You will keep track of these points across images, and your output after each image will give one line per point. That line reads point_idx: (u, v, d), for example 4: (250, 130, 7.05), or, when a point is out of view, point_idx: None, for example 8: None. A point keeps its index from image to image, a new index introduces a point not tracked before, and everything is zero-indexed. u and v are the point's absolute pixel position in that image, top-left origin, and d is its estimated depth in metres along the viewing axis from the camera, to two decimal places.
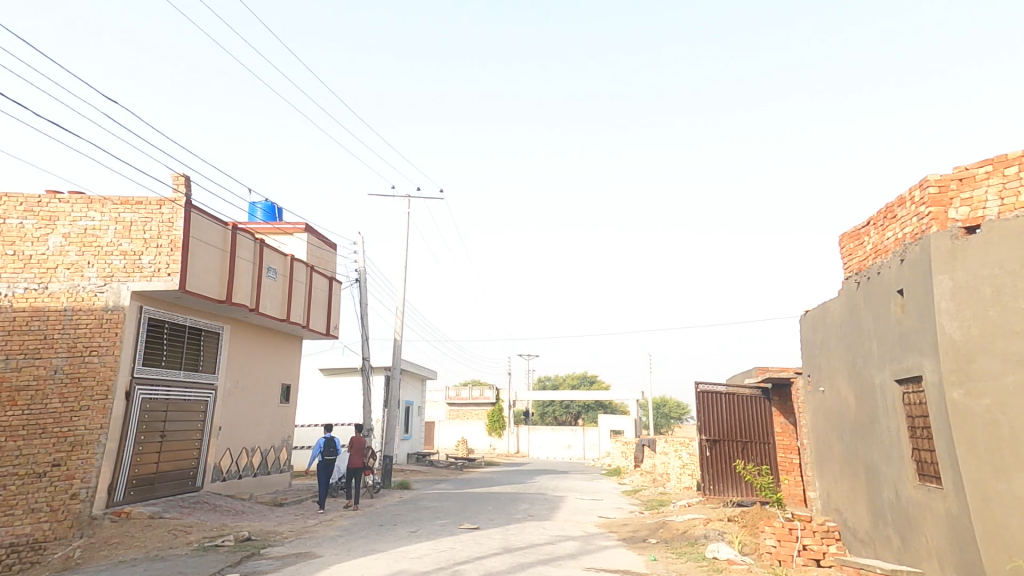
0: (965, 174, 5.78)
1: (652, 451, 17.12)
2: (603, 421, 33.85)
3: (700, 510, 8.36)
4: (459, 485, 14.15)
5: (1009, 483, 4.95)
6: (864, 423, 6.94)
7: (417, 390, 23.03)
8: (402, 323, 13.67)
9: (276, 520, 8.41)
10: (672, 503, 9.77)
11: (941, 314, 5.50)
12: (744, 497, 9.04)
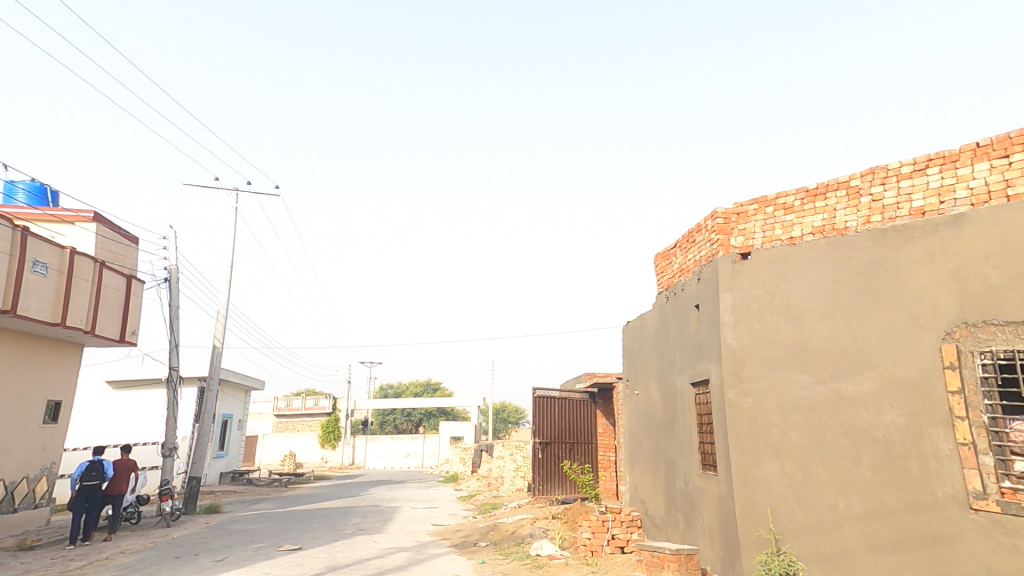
0: (741, 210, 6.94)
1: (490, 455, 17.69)
2: (444, 429, 34.14)
3: (529, 510, 8.87)
4: (283, 504, 13.12)
5: (761, 468, 6.02)
6: (667, 421, 7.98)
7: (239, 403, 20.98)
8: (223, 329, 12.30)
9: (21, 568, 6.87)
10: (504, 506, 10.22)
11: (724, 326, 6.63)
12: (568, 495, 9.79)
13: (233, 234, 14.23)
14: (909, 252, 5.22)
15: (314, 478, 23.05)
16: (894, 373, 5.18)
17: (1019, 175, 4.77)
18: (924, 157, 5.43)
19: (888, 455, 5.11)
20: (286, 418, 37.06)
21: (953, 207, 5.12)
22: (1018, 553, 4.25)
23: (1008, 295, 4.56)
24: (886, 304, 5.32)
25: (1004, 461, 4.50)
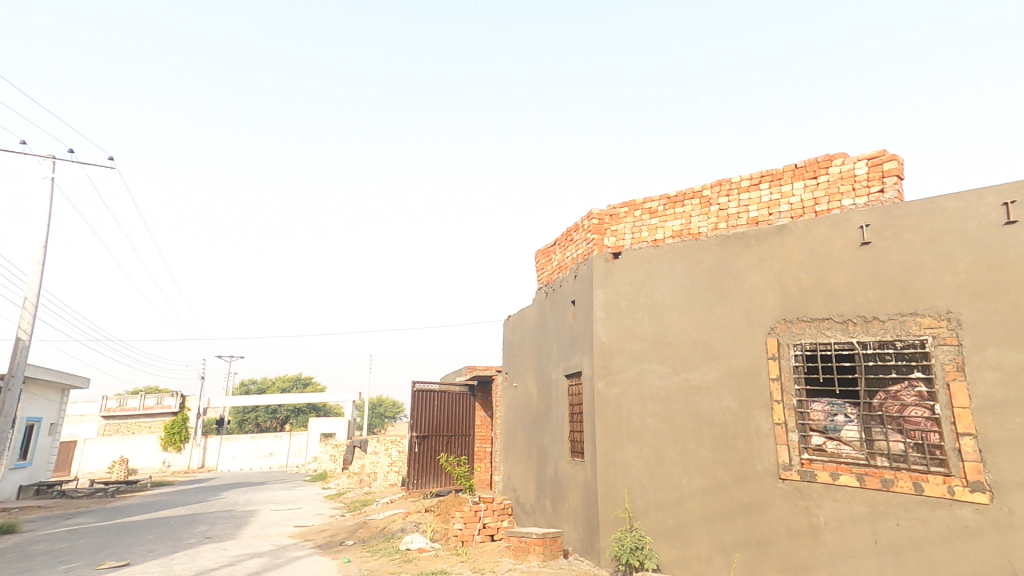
0: (613, 212, 7.41)
1: (362, 450, 17.07)
2: (312, 425, 32.65)
3: (402, 505, 8.71)
4: (111, 516, 11.45)
5: (621, 452, 6.52)
6: (541, 412, 8.31)
7: (53, 407, 17.98)
8: (32, 318, 10.39)
9: None
10: (376, 502, 9.95)
11: (597, 321, 7.08)
12: (442, 487, 9.82)
13: (49, 207, 12.09)
14: (745, 257, 5.94)
15: (150, 485, 20.40)
16: (731, 363, 5.85)
17: (824, 194, 5.63)
18: (757, 173, 6.19)
19: (723, 436, 5.75)
20: (117, 419, 32.43)
21: (778, 219, 5.91)
22: (810, 514, 5.02)
23: (815, 296, 5.34)
24: (727, 303, 5.99)
25: (804, 436, 5.26)
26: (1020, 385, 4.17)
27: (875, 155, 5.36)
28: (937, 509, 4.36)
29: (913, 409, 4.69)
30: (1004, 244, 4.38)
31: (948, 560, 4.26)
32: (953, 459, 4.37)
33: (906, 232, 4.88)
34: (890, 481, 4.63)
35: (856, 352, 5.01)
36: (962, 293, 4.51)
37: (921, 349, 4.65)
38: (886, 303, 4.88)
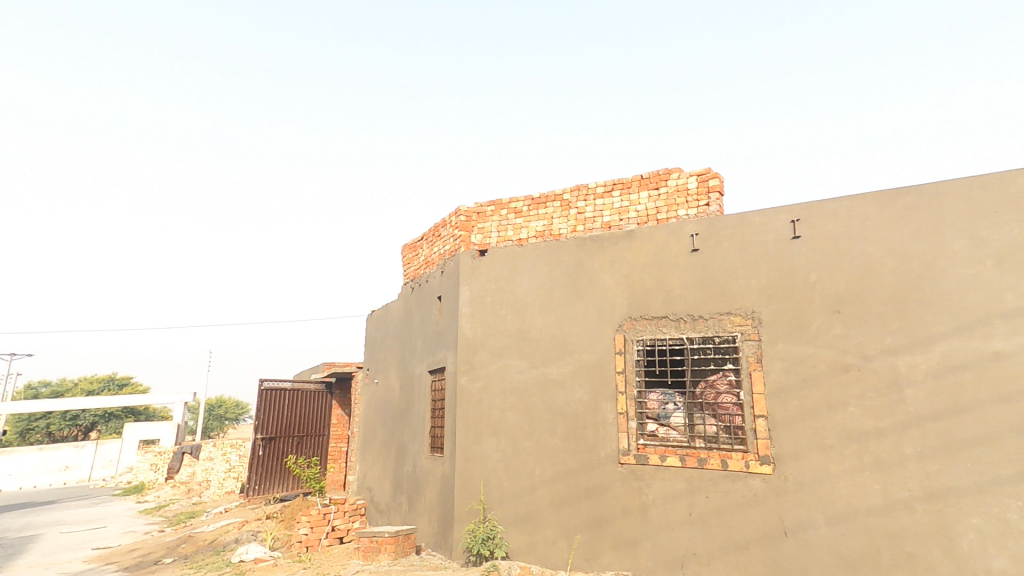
0: (481, 210, 7.55)
1: (192, 458, 15.23)
2: (127, 434, 27.95)
3: (237, 513, 7.92)
4: None
5: (480, 445, 6.65)
6: (402, 408, 8.14)
7: None
8: None
9: None
10: (205, 514, 8.89)
11: (462, 317, 7.15)
12: (288, 491, 9.14)
13: None
14: (599, 258, 6.43)
15: None
16: (585, 357, 6.26)
17: (664, 204, 6.32)
18: (609, 181, 6.73)
19: (574, 426, 6.11)
20: None
21: (627, 224, 6.50)
22: (641, 493, 5.54)
23: (654, 296, 5.96)
24: (583, 301, 6.42)
25: (641, 424, 5.79)
26: (799, 372, 4.96)
27: (703, 172, 6.13)
28: (737, 481, 5.07)
29: (724, 396, 5.35)
30: (792, 255, 5.20)
31: (741, 524, 4.97)
32: (750, 438, 5.08)
33: (724, 242, 5.64)
34: (704, 460, 5.28)
35: (684, 347, 5.66)
36: (763, 295, 5.28)
37: (732, 343, 5.39)
38: (708, 303, 5.58)
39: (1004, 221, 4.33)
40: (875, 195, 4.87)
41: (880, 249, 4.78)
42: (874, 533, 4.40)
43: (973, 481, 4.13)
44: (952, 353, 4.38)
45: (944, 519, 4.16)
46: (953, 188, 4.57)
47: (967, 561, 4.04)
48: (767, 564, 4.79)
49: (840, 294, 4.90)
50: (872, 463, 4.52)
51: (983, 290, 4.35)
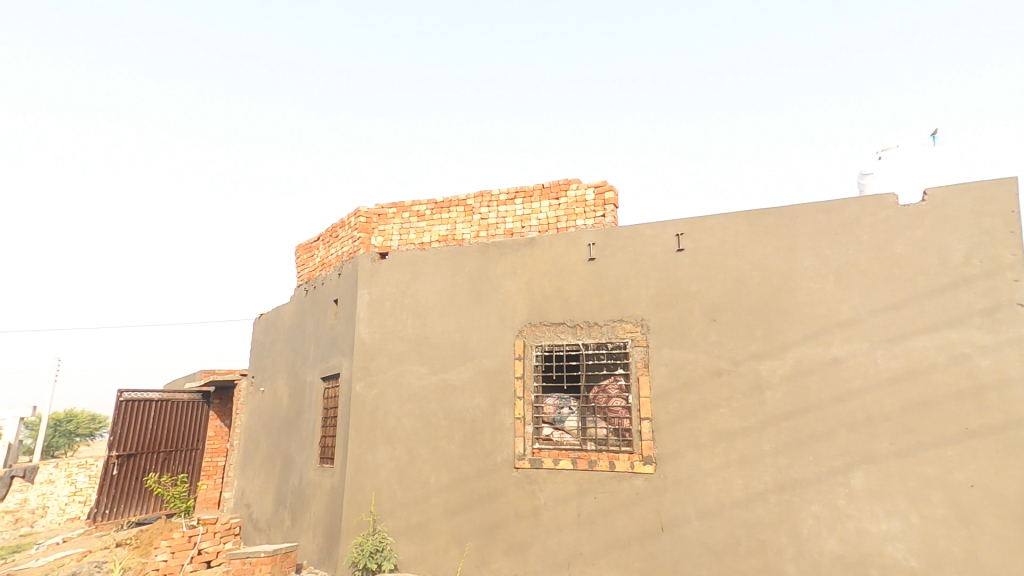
0: (382, 212, 7.31)
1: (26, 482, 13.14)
2: None
3: (78, 542, 6.93)
4: None
5: (374, 454, 6.37)
6: (291, 418, 7.61)
7: None
8: None
9: None
10: (36, 547, 7.72)
11: (360, 322, 6.84)
12: (149, 514, 8.36)
13: None
14: (501, 264, 6.39)
15: None
16: (484, 363, 6.16)
17: (563, 214, 6.50)
18: (512, 189, 6.82)
19: (471, 432, 6.01)
20: None
21: (529, 231, 6.61)
22: (533, 496, 5.58)
23: (552, 303, 6.00)
24: (483, 306, 6.34)
25: (537, 428, 5.81)
26: (680, 376, 5.23)
27: (599, 185, 6.37)
28: (622, 481, 5.25)
29: (615, 400, 5.55)
30: (676, 267, 5.47)
31: (623, 522, 5.16)
32: (636, 439, 5.31)
33: (617, 252, 5.80)
34: (594, 462, 5.41)
35: (580, 352, 5.77)
36: (651, 304, 5.51)
37: (623, 349, 5.56)
38: (602, 311, 5.73)
39: (844, 243, 4.83)
40: (744, 214, 5.24)
41: (748, 264, 5.17)
42: (735, 524, 4.76)
43: (814, 473, 4.60)
44: (803, 359, 4.82)
45: (795, 508, 4.60)
46: (804, 211, 5.02)
47: (807, 545, 4.50)
48: (644, 560, 5.01)
49: (716, 303, 5.23)
50: (737, 460, 4.88)
51: (828, 303, 4.81)
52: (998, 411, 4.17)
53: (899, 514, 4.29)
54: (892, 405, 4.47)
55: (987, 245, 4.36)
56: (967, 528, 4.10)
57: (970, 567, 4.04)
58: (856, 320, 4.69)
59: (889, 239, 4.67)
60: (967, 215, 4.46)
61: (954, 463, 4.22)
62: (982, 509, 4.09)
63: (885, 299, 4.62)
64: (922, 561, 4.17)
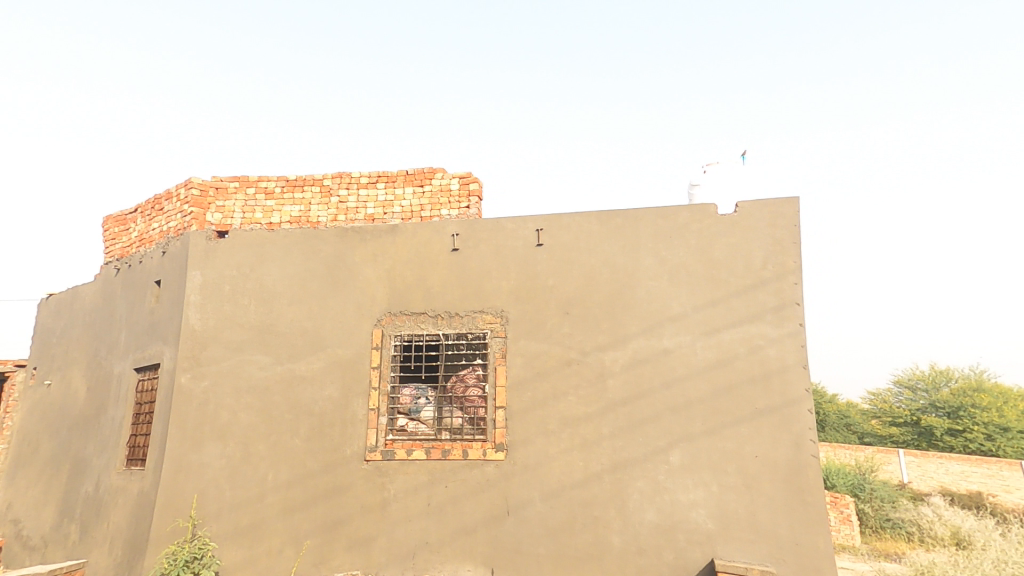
0: (220, 185, 6.47)
1: None
2: None
3: None
4: None
5: (198, 453, 5.56)
6: (89, 416, 6.34)
7: None
8: None
9: None
10: None
11: (188, 306, 5.93)
12: None
13: None
14: (360, 251, 5.89)
15: None
16: (337, 352, 5.66)
17: (427, 202, 6.22)
18: (372, 173, 6.37)
19: (318, 425, 5.50)
20: None
21: (391, 219, 6.24)
22: (383, 488, 5.27)
23: (414, 292, 5.71)
24: (340, 295, 5.80)
25: (391, 419, 5.49)
26: (534, 366, 5.43)
27: (464, 176, 6.16)
28: (473, 469, 5.19)
29: (472, 389, 5.49)
30: (536, 262, 5.66)
31: (470, 509, 5.09)
32: (489, 427, 5.31)
33: (481, 244, 5.73)
34: (447, 451, 5.27)
35: (440, 343, 5.60)
36: (511, 296, 5.61)
37: (482, 340, 5.55)
38: (464, 301, 5.63)
39: (676, 246, 5.50)
40: (596, 214, 5.66)
41: (598, 261, 5.60)
42: (573, 503, 4.99)
43: (642, 452, 5.09)
44: (639, 350, 5.36)
45: (625, 484, 5.01)
46: (647, 216, 5.61)
47: (632, 517, 4.90)
48: (487, 545, 5.00)
49: (569, 297, 5.55)
50: (580, 443, 5.17)
51: (661, 299, 5.43)
52: (779, 393, 5.03)
53: (704, 484, 4.91)
54: (705, 390, 5.16)
55: (777, 253, 5.30)
56: (750, 493, 4.83)
57: (749, 523, 4.76)
58: (683, 315, 5.36)
59: (709, 245, 5.44)
60: (766, 225, 5.38)
61: (746, 438, 4.97)
62: (763, 476, 4.85)
63: (705, 296, 5.36)
64: (717, 523, 4.80)
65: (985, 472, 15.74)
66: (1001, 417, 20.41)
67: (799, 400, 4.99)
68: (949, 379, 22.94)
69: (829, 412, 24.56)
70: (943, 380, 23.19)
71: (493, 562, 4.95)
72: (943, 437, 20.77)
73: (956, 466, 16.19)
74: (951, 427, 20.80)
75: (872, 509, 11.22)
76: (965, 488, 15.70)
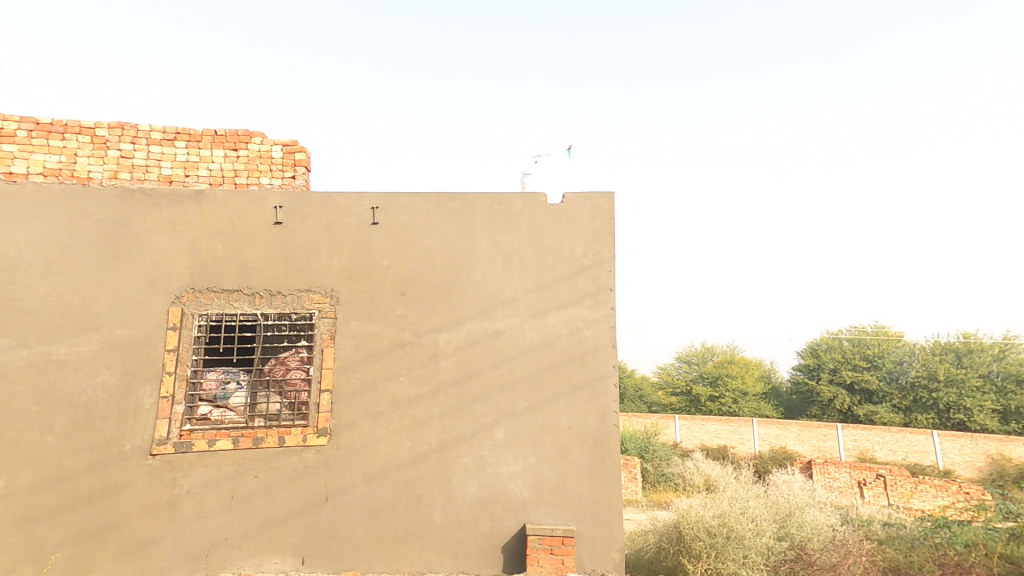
0: None
1: None
2: None
3: None
4: None
5: None
6: None
7: None
8: None
9: None
10: None
11: None
12: None
13: None
14: (153, 217, 4.83)
15: None
16: (116, 334, 4.57)
17: (243, 168, 5.48)
18: (171, 128, 5.39)
19: (87, 418, 4.40)
20: None
21: (195, 182, 5.37)
22: (173, 485, 4.49)
23: (227, 268, 4.93)
24: (121, 266, 4.68)
25: (190, 407, 4.71)
26: (365, 348, 5.15)
27: (289, 143, 5.60)
28: (290, 456, 4.80)
29: (294, 372, 5.08)
30: (370, 241, 5.34)
31: (284, 498, 4.72)
32: (312, 412, 4.94)
33: (309, 218, 5.18)
34: (260, 439, 4.76)
35: (258, 323, 5.01)
36: (343, 275, 5.22)
37: (309, 321, 5.10)
38: (288, 279, 5.06)
39: (510, 232, 5.67)
40: (435, 196, 5.58)
41: (435, 243, 5.51)
42: (398, 484, 4.97)
43: (469, 430, 5.21)
44: (473, 331, 5.41)
45: (450, 463, 5.11)
46: (483, 200, 5.69)
47: (454, 492, 5.05)
48: (300, 533, 4.72)
49: (405, 278, 5.37)
50: (409, 424, 5.11)
51: (496, 282, 5.56)
52: (592, 369, 5.44)
53: (523, 457, 5.22)
54: (530, 369, 5.40)
55: (596, 243, 5.70)
56: (563, 460, 5.25)
57: (558, 487, 5.19)
58: (513, 299, 5.53)
59: (540, 232, 5.71)
60: (588, 216, 5.77)
61: (562, 412, 5.35)
62: (573, 445, 5.28)
63: (534, 281, 5.61)
64: (532, 491, 5.16)
65: (729, 429, 19.80)
66: (744, 384, 25.85)
67: (608, 375, 5.42)
68: (712, 354, 27.93)
69: (627, 385, 28.42)
70: (709, 356, 27.96)
71: (306, 551, 4.70)
72: (705, 402, 25.58)
73: (711, 425, 19.99)
74: (711, 394, 25.79)
75: (653, 466, 13.86)
76: (716, 442, 19.88)
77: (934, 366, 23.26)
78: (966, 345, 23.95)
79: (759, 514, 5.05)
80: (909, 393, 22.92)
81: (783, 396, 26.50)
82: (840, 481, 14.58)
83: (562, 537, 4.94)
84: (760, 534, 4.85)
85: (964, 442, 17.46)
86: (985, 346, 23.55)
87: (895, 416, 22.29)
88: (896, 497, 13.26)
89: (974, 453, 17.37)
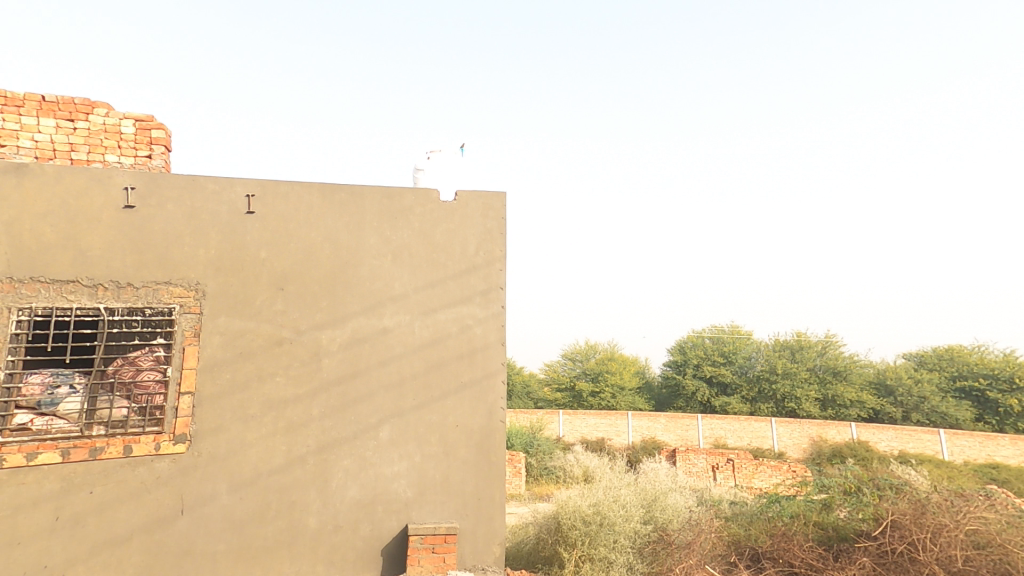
0: None
1: None
2: None
3: None
4: None
5: None
6: None
7: None
8: None
9: None
10: None
11: None
12: None
13: None
14: None
15: None
16: None
17: (83, 142, 4.83)
18: None
19: None
20: None
21: (15, 154, 4.61)
22: None
23: (60, 255, 4.30)
24: None
25: (4, 416, 4.08)
26: (234, 347, 4.71)
27: (143, 118, 5.04)
28: (138, 467, 4.31)
29: (147, 373, 4.53)
30: (243, 231, 4.87)
31: (128, 514, 4.23)
32: (168, 417, 4.46)
33: (169, 203, 4.67)
34: (99, 450, 4.21)
35: (102, 319, 4.43)
36: (210, 267, 4.73)
37: (167, 317, 4.59)
38: (141, 270, 4.52)
39: (400, 227, 5.42)
40: (318, 186, 5.17)
41: (319, 236, 5.13)
42: (268, 491, 4.63)
43: (351, 431, 4.95)
44: (358, 329, 5.12)
45: (328, 466, 4.84)
46: (371, 193, 5.37)
47: (332, 496, 4.81)
48: (147, 551, 4.25)
49: (284, 272, 4.96)
50: (284, 427, 4.76)
51: (384, 278, 5.29)
52: (481, 366, 5.40)
53: (408, 457, 5.08)
54: (419, 367, 5.23)
55: (488, 242, 5.65)
56: (449, 458, 5.18)
57: (443, 486, 5.12)
58: (404, 295, 5.33)
59: (431, 228, 5.52)
60: (480, 215, 5.69)
61: (449, 410, 5.26)
62: (460, 443, 5.23)
63: (425, 278, 5.42)
64: (416, 491, 5.06)
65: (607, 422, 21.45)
66: (623, 379, 27.58)
67: (496, 372, 5.44)
68: (595, 351, 29.38)
69: (517, 383, 29.17)
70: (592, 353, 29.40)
71: (153, 570, 4.25)
72: (587, 397, 27.25)
73: (591, 419, 21.46)
74: (592, 390, 27.34)
75: (536, 461, 14.49)
76: (596, 436, 21.22)
77: (774, 360, 26.33)
78: (798, 341, 27.13)
79: (629, 501, 5.47)
80: (755, 384, 25.77)
81: (654, 389, 28.62)
82: (698, 465, 16.10)
83: (445, 535, 4.94)
84: (628, 519, 5.25)
85: (793, 427, 19.92)
86: (812, 342, 26.72)
87: (743, 406, 25.03)
88: (740, 477, 15.18)
89: (801, 436, 19.75)
